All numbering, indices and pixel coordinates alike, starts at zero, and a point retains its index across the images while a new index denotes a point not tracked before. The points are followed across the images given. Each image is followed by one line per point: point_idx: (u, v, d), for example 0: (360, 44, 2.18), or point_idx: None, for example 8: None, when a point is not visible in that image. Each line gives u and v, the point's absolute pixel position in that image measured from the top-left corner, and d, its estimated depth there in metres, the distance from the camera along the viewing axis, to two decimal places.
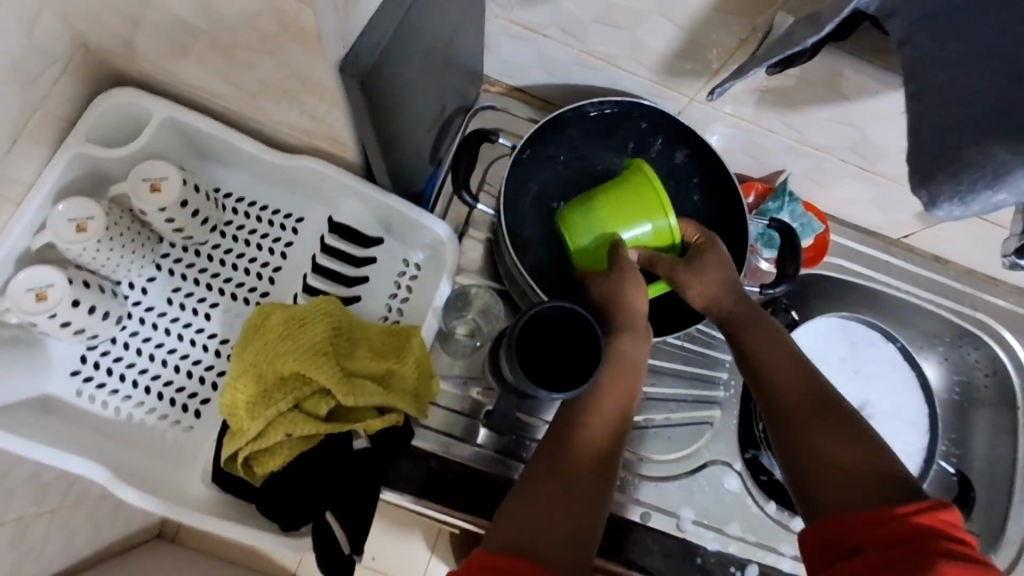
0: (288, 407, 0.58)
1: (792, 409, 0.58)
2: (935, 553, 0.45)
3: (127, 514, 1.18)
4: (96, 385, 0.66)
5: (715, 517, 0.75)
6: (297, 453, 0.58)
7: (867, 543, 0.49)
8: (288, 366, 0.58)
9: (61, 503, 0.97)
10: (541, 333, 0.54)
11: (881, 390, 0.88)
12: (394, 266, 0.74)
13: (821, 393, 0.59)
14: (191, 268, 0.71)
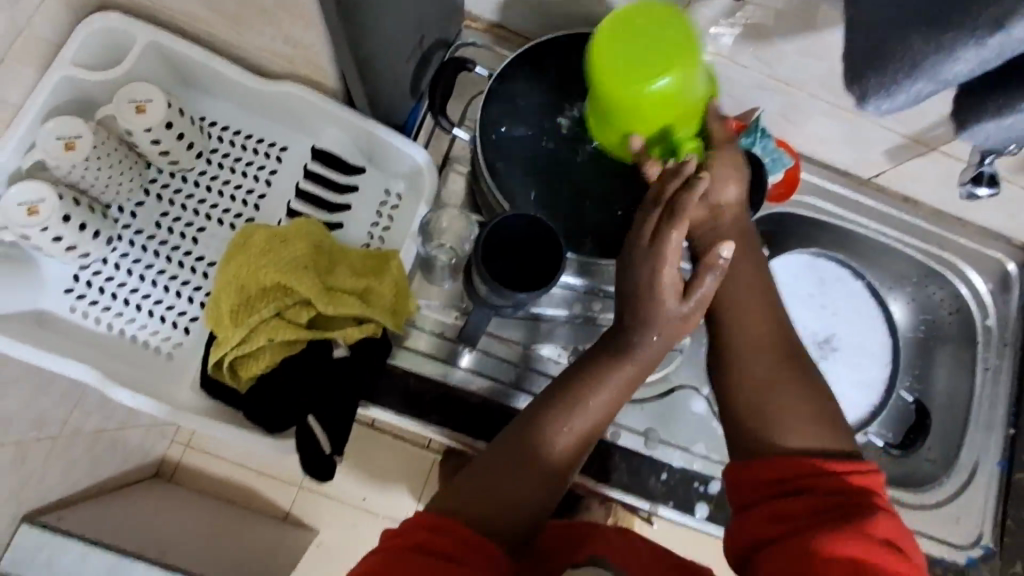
0: (271, 314, 0.61)
1: (761, 374, 0.54)
2: (868, 509, 0.47)
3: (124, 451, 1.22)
4: (89, 303, 0.69)
5: (681, 437, 0.80)
6: (281, 357, 0.62)
7: (805, 488, 0.49)
8: (270, 277, 0.61)
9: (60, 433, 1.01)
10: (505, 245, 0.55)
11: (848, 324, 0.91)
12: (376, 195, 0.77)
13: (786, 341, 0.56)
14: (179, 195, 0.74)
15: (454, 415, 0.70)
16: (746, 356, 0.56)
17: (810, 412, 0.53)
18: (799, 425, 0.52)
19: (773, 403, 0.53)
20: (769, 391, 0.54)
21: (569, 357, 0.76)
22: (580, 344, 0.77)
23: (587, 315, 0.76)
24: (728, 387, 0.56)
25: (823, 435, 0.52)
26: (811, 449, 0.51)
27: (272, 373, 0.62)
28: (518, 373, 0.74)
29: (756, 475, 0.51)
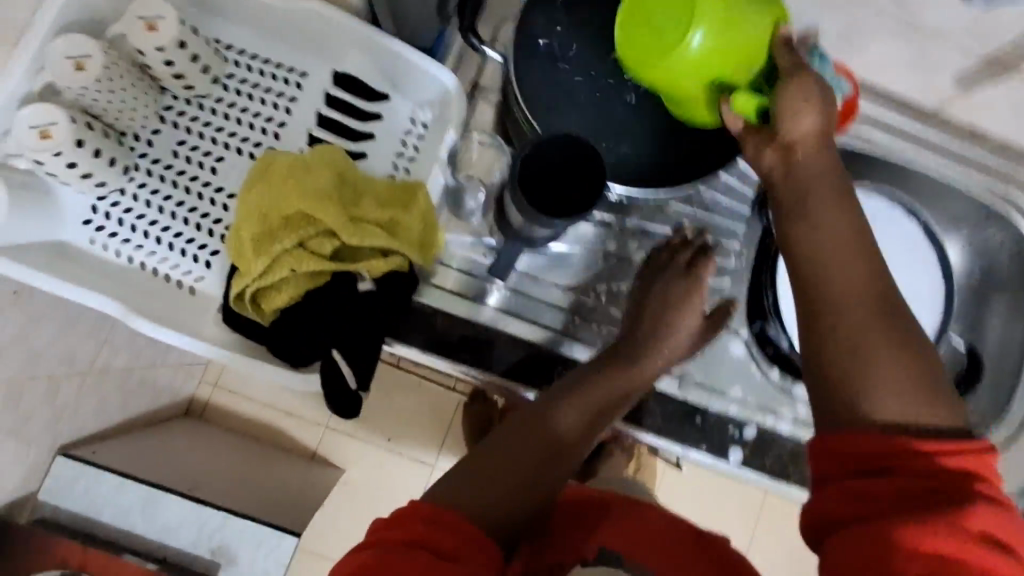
0: (292, 245, 0.58)
1: (850, 331, 0.48)
2: (975, 497, 0.41)
3: (154, 391, 1.25)
4: (109, 235, 0.67)
5: (717, 381, 0.77)
6: (305, 289, 0.59)
7: (904, 467, 0.43)
8: (293, 205, 0.58)
9: (93, 370, 1.02)
10: (541, 167, 0.51)
11: (900, 267, 0.84)
12: (400, 124, 0.73)
13: (885, 298, 0.49)
14: (195, 123, 0.70)
15: (486, 354, 0.67)
16: (833, 314, 0.49)
17: (906, 381, 0.46)
18: (890, 395, 0.46)
19: (861, 366, 0.47)
20: (857, 355, 0.47)
21: (609, 301, 0.74)
22: (616, 284, 0.75)
23: (624, 254, 0.76)
24: (812, 343, 0.50)
25: (924, 404, 0.46)
26: (908, 422, 0.45)
27: (295, 305, 0.59)
28: (554, 314, 0.72)
29: (840, 446, 0.45)
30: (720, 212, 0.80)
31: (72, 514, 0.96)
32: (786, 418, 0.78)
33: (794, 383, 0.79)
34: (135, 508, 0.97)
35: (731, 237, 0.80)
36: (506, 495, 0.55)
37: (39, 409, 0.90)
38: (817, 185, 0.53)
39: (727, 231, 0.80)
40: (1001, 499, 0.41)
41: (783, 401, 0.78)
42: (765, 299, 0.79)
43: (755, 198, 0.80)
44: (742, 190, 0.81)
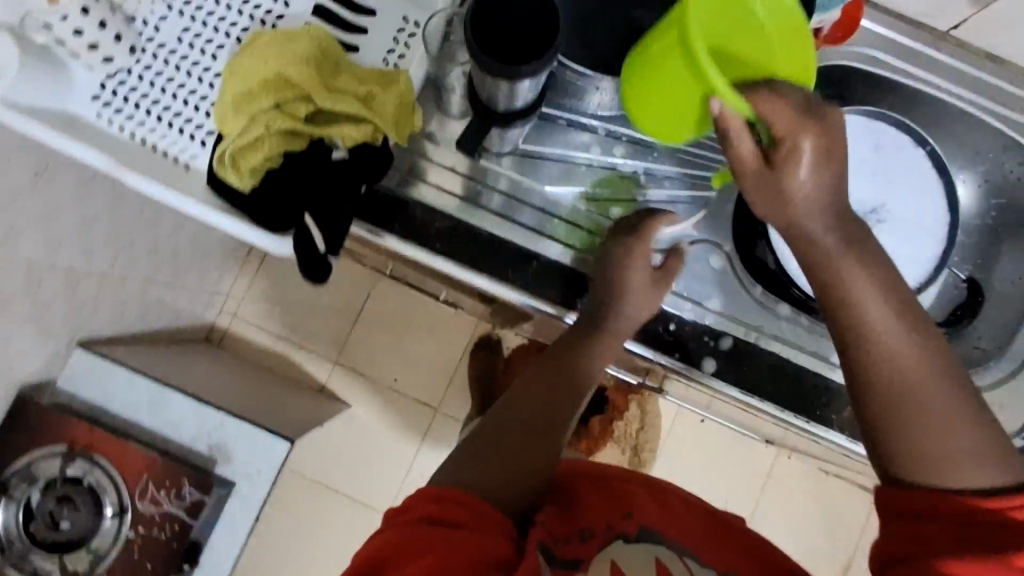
0: (269, 106, 0.60)
1: (892, 389, 0.53)
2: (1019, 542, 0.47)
3: (173, 316, 1.31)
4: (114, 110, 0.71)
5: (697, 292, 0.76)
6: (283, 153, 0.62)
7: (957, 514, 0.49)
8: (273, 67, 0.60)
9: (117, 280, 1.08)
10: (505, 24, 0.50)
11: (901, 194, 0.82)
12: (394, 22, 0.74)
13: (930, 368, 0.53)
14: (200, 11, 0.73)
15: (462, 244, 0.71)
16: (899, 388, 0.53)
17: (979, 446, 0.51)
18: (967, 465, 0.51)
19: (929, 438, 0.51)
20: (926, 423, 0.52)
21: (592, 205, 0.76)
22: (601, 189, 0.76)
23: (608, 160, 0.76)
24: (865, 406, 0.54)
25: (988, 469, 0.51)
26: (986, 485, 0.50)
27: (273, 168, 0.62)
28: (534, 212, 0.74)
29: (908, 503, 0.51)
30: None
31: (86, 404, 1.02)
32: (768, 335, 0.76)
33: (779, 302, 0.77)
34: (143, 402, 1.03)
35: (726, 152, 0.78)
36: (524, 479, 0.63)
37: (61, 305, 0.97)
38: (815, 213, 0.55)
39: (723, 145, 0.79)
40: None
41: (767, 318, 0.77)
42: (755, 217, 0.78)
43: None
44: None
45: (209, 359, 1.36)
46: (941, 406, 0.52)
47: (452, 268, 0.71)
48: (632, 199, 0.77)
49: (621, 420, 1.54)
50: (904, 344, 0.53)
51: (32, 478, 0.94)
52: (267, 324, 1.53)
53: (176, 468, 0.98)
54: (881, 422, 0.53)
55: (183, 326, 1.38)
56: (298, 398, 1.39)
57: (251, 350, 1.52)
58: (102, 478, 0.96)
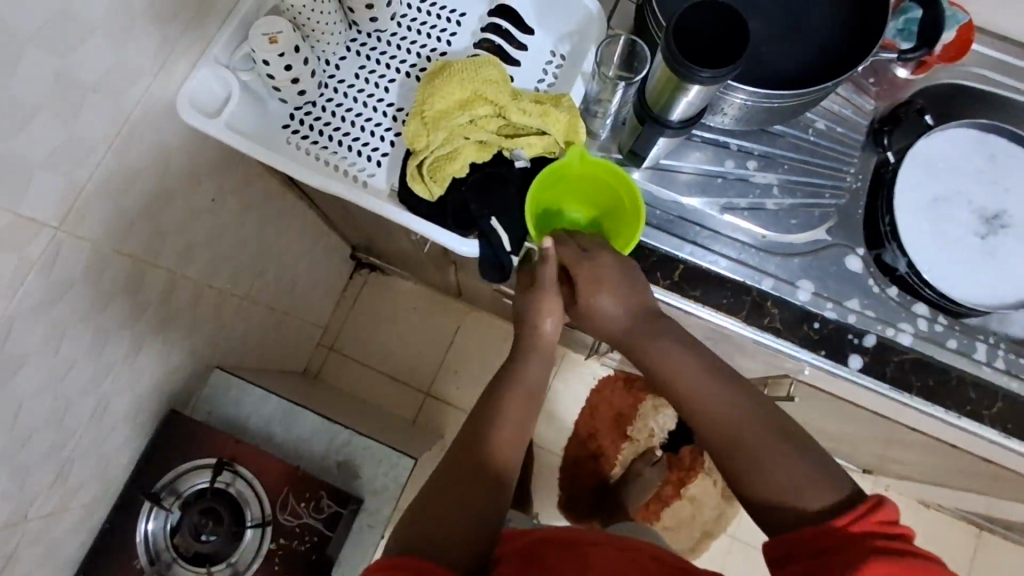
0: (465, 121, 0.70)
1: (727, 442, 0.62)
2: (868, 553, 0.50)
3: (282, 349, 1.38)
4: (301, 136, 0.81)
5: (835, 292, 0.80)
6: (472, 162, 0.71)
7: (823, 548, 0.53)
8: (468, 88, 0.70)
9: (249, 307, 1.15)
10: (696, 34, 0.58)
11: (1021, 200, 0.86)
12: (543, 56, 0.84)
13: (744, 410, 0.62)
14: (375, 52, 0.84)
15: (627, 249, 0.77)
16: (720, 444, 0.62)
17: (810, 472, 0.57)
18: (794, 491, 0.57)
19: (754, 476, 0.60)
20: (746, 461, 0.60)
21: (728, 212, 0.81)
22: (738, 199, 0.82)
23: (740, 171, 0.82)
24: (732, 468, 0.61)
25: (827, 485, 0.57)
26: (818, 507, 0.56)
27: (462, 176, 0.71)
28: (679, 221, 0.80)
29: (780, 549, 0.55)
30: (839, 140, 0.85)
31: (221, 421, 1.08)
32: (908, 332, 0.79)
33: (914, 302, 0.80)
34: (275, 418, 1.09)
35: (849, 163, 0.85)
36: (473, 519, 0.63)
37: (209, 326, 1.04)
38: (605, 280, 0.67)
39: (847, 159, 0.85)
40: (896, 545, 0.50)
41: (905, 316, 0.80)
42: (880, 225, 0.82)
43: (869, 126, 0.86)
44: (857, 119, 0.86)
45: (314, 388, 1.42)
46: (758, 443, 0.60)
47: None
48: (764, 205, 0.82)
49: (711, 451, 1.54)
50: (715, 396, 0.63)
51: (178, 493, 0.98)
52: (361, 356, 1.58)
53: (314, 481, 1.01)
54: (741, 478, 0.61)
55: (290, 357, 1.44)
56: (396, 427, 1.42)
57: (347, 381, 1.56)
58: (245, 488, 1.00)
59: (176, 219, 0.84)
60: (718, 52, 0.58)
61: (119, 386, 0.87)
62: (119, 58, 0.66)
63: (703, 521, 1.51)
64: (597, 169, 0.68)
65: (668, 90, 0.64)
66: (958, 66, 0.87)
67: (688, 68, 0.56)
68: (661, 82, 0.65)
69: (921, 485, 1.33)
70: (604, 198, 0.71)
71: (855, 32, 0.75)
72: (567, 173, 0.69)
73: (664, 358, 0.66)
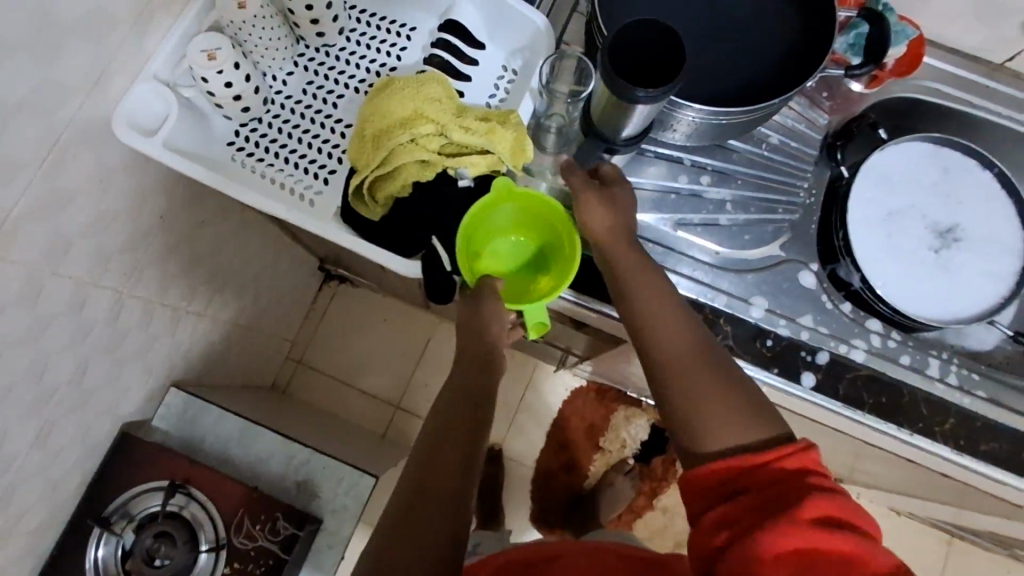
0: (405, 140, 0.69)
1: (674, 369, 0.60)
2: (799, 492, 0.48)
3: (247, 364, 1.36)
4: (247, 154, 0.80)
5: (788, 309, 0.79)
6: (413, 182, 0.71)
7: (750, 485, 0.51)
8: (409, 107, 0.69)
9: (209, 325, 1.13)
10: (633, 53, 0.58)
11: (974, 213, 0.86)
12: (494, 70, 0.83)
13: (701, 350, 0.61)
14: (323, 67, 0.84)
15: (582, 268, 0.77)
16: (665, 370, 0.60)
17: (745, 412, 0.56)
18: (724, 426, 0.55)
19: (691, 403, 0.57)
20: (688, 389, 0.58)
21: (682, 229, 0.81)
22: (691, 215, 0.81)
23: (694, 187, 0.82)
24: (668, 396, 0.59)
25: (760, 425, 0.55)
26: (744, 444, 0.54)
27: (404, 195, 0.71)
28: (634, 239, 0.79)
29: (703, 484, 0.53)
30: (793, 155, 0.85)
31: (178, 440, 1.06)
32: (860, 348, 0.79)
33: (868, 317, 0.80)
34: (235, 437, 1.07)
35: (803, 178, 0.85)
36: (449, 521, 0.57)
37: (164, 345, 1.02)
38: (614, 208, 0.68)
39: (801, 174, 0.85)
40: (829, 482, 0.49)
41: (858, 332, 0.80)
42: (834, 239, 0.81)
43: (824, 141, 0.86)
44: (811, 134, 0.86)
45: (281, 404, 1.40)
46: (709, 375, 0.58)
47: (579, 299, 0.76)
48: (718, 222, 0.81)
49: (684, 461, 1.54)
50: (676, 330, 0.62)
51: (130, 516, 0.96)
52: (331, 370, 1.56)
53: (270, 503, 0.99)
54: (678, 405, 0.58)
55: (256, 372, 1.42)
56: (366, 441, 1.40)
57: (316, 395, 1.54)
58: (198, 511, 0.98)
59: (120, 238, 0.82)
60: (655, 74, 0.57)
61: (65, 409, 0.84)
62: (45, 78, 0.63)
63: (677, 532, 1.50)
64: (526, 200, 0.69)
65: (612, 108, 0.64)
66: (912, 80, 0.87)
67: (607, 78, 0.56)
68: (603, 100, 0.64)
69: (892, 494, 1.33)
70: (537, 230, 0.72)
71: (802, 48, 0.75)
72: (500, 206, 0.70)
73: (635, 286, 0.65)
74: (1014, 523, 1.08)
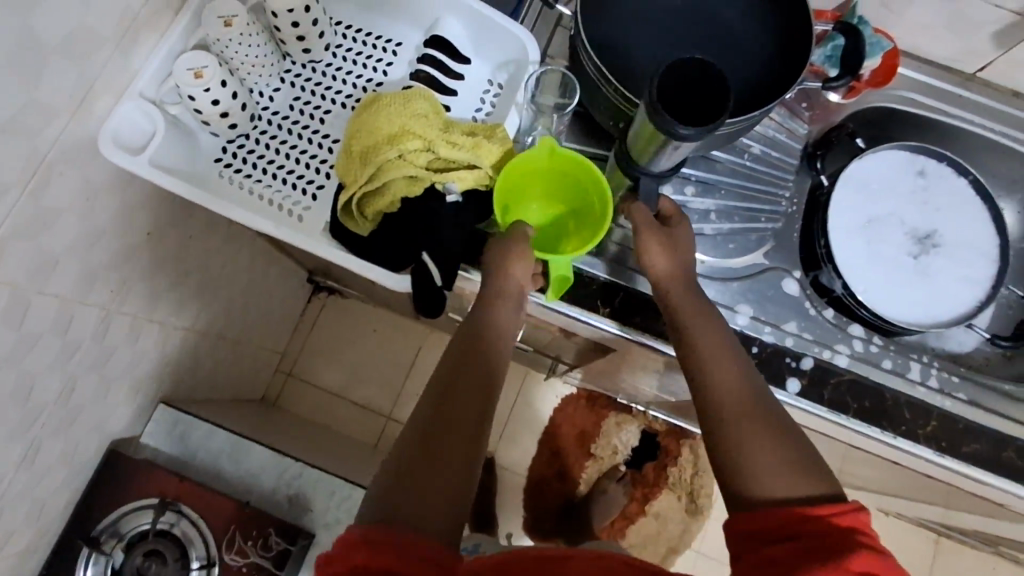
0: (394, 156, 0.70)
1: (731, 410, 0.61)
2: (851, 549, 0.51)
3: (236, 377, 1.35)
4: (234, 170, 0.81)
5: (772, 316, 0.81)
6: (402, 197, 0.72)
7: (798, 532, 0.53)
8: (397, 123, 0.71)
9: (198, 339, 1.12)
10: (676, 89, 0.57)
11: (951, 219, 0.88)
12: (480, 85, 0.84)
13: (757, 395, 0.62)
14: (310, 83, 0.84)
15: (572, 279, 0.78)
16: (718, 414, 0.61)
17: (796, 462, 0.58)
18: (774, 477, 0.57)
19: (745, 447, 0.59)
20: (744, 432, 0.59)
21: None
22: None
23: (679, 197, 0.83)
24: (720, 436, 0.60)
25: (813, 479, 0.57)
26: (792, 496, 0.56)
27: (393, 211, 0.72)
28: (624, 250, 0.80)
29: (750, 525, 0.55)
30: (775, 164, 0.87)
31: (167, 456, 1.06)
32: (843, 354, 0.80)
33: (850, 323, 0.82)
34: (224, 453, 1.06)
35: (785, 187, 0.86)
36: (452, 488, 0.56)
37: (153, 360, 1.02)
38: (667, 244, 0.70)
39: (782, 183, 0.86)
40: (877, 544, 0.52)
41: (841, 338, 0.81)
42: (817, 247, 0.83)
43: (803, 151, 0.88)
44: (791, 143, 0.88)
45: (271, 416, 1.39)
46: (766, 421, 0.60)
47: (569, 309, 0.77)
48: (703, 231, 0.82)
49: (675, 467, 1.54)
50: (733, 374, 0.63)
51: (119, 534, 0.95)
52: (321, 381, 1.56)
53: (262, 518, 0.99)
54: (729, 447, 0.60)
55: (246, 385, 1.42)
56: (356, 452, 1.40)
57: (306, 407, 1.54)
58: (188, 528, 0.97)
59: (107, 255, 0.81)
60: (699, 111, 0.56)
61: (52, 429, 0.84)
62: (31, 98, 0.63)
63: (668, 537, 1.51)
64: (555, 167, 0.71)
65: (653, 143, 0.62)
66: (888, 90, 0.89)
67: (648, 107, 0.55)
68: (643, 135, 0.63)
69: (880, 495, 1.34)
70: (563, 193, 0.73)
71: (778, 62, 0.77)
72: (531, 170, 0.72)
73: (698, 328, 0.66)
74: (997, 522, 1.10)
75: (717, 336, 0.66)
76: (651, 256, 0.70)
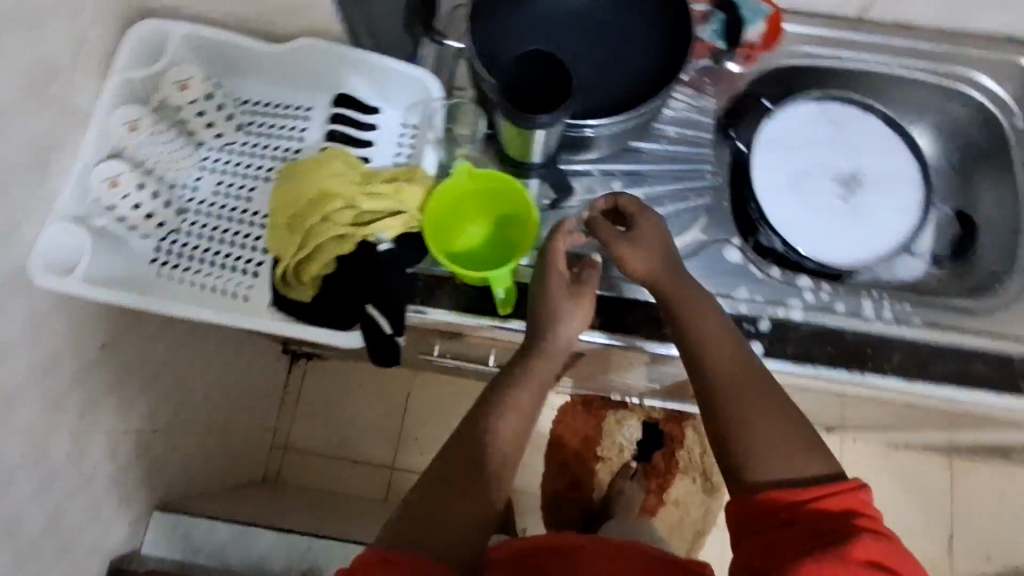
0: (318, 220, 0.73)
1: (729, 391, 0.63)
2: (851, 531, 0.53)
3: (230, 464, 1.34)
4: (171, 266, 0.81)
5: (721, 286, 0.83)
6: (335, 257, 0.74)
7: (799, 517, 0.56)
8: (315, 189, 0.74)
9: (184, 435, 1.12)
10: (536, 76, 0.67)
11: (871, 157, 0.91)
12: (395, 129, 0.86)
13: (753, 372, 0.64)
14: (230, 164, 0.86)
15: None
16: (718, 391, 0.64)
17: (793, 439, 0.60)
18: (775, 456, 0.60)
19: (744, 424, 0.61)
20: (740, 410, 0.62)
21: None
22: None
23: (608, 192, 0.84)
24: (721, 416, 0.63)
25: (811, 461, 0.60)
26: (790, 478, 0.59)
27: (330, 272, 0.75)
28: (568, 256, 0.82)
29: (751, 509, 0.58)
30: (693, 141, 0.89)
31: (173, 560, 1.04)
32: (797, 308, 0.82)
33: (796, 276, 0.84)
34: (230, 542, 1.05)
35: (706, 160, 0.88)
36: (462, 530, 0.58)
37: (138, 467, 1.00)
38: (648, 242, 0.71)
39: (703, 156, 0.89)
40: (879, 525, 0.54)
41: (791, 292, 0.83)
42: (751, 213, 0.88)
43: (716, 122, 0.91)
44: (703, 118, 0.90)
45: (271, 494, 1.38)
46: (762, 397, 0.62)
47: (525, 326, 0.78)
48: None
49: (682, 450, 1.55)
50: (728, 353, 0.66)
51: None
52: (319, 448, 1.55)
53: None
54: (728, 424, 0.62)
55: (243, 469, 1.41)
56: (367, 510, 1.38)
57: (309, 477, 1.53)
58: None
59: (65, 377, 0.81)
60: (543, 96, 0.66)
61: (47, 562, 0.82)
62: None
63: (693, 520, 1.51)
64: (483, 185, 0.75)
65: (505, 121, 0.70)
66: (784, 48, 0.92)
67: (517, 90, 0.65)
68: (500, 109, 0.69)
69: (878, 431, 1.36)
70: (499, 207, 0.75)
71: (670, 48, 0.80)
72: (459, 195, 0.75)
73: (691, 312, 0.68)
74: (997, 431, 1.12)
75: (710, 318, 0.67)
76: (633, 260, 0.70)
